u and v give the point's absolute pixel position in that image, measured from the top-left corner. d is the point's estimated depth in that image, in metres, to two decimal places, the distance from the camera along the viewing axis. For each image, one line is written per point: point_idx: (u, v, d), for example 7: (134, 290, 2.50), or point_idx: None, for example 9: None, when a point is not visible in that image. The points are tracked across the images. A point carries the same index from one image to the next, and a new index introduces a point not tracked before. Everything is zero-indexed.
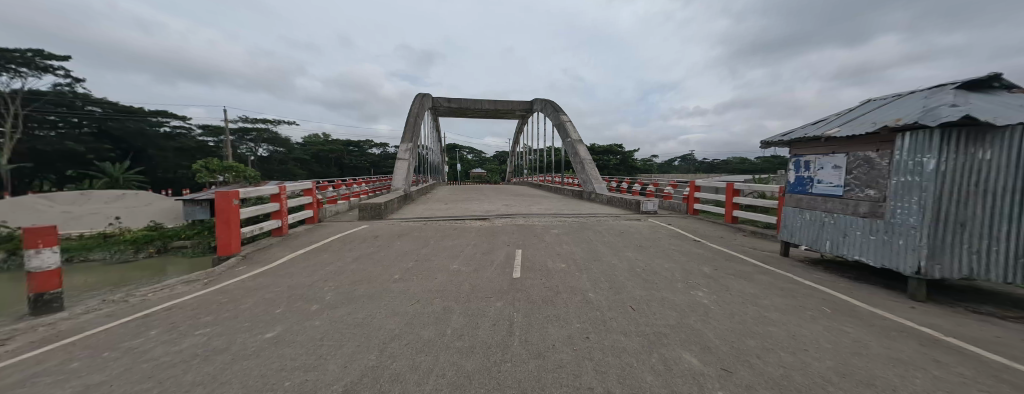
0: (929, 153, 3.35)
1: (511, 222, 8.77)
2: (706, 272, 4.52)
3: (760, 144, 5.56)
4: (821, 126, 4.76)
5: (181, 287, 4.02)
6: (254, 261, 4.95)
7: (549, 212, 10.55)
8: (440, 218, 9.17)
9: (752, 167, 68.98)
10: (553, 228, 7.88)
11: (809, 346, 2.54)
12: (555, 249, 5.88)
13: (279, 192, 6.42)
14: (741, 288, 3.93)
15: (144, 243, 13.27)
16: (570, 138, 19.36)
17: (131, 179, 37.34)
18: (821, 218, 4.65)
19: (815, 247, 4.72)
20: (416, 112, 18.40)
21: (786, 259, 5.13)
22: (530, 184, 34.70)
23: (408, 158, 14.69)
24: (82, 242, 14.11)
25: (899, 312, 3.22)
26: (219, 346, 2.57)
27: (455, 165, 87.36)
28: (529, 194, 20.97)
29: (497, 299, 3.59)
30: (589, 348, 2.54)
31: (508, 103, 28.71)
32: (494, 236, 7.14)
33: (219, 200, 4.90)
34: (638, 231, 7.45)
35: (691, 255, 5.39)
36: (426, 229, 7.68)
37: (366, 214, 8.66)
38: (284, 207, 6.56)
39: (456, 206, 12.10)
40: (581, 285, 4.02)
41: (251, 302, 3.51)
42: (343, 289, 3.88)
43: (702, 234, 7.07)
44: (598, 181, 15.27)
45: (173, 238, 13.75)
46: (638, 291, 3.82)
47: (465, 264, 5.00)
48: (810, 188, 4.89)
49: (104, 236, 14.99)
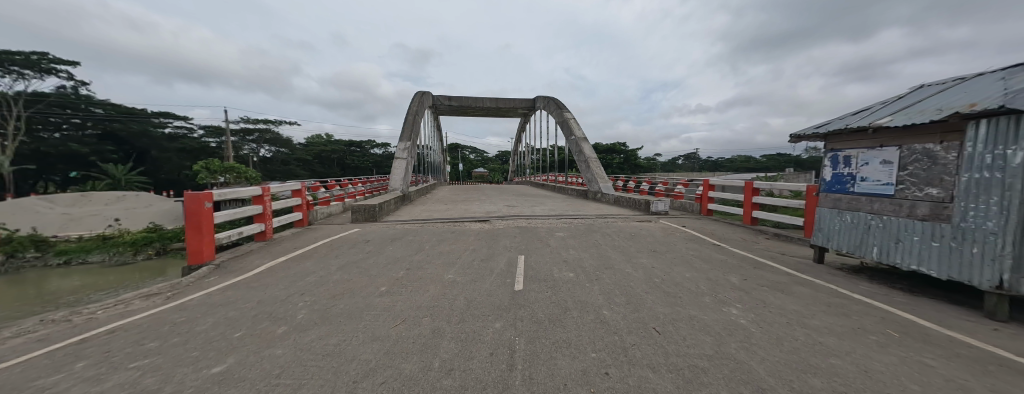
0: (1011, 144, 2.73)
1: (514, 225, 8.24)
2: (734, 283, 3.99)
3: (789, 137, 4.98)
4: (865, 116, 4.18)
5: (138, 303, 3.59)
6: (227, 271, 4.47)
7: (553, 214, 10.00)
8: (438, 220, 8.64)
9: (757, 165, 67.82)
10: (558, 231, 7.35)
11: (890, 388, 1.99)
12: (562, 255, 5.34)
13: (262, 193, 5.95)
14: (781, 304, 3.37)
15: (144, 244, 12.89)
16: (573, 136, 18.79)
17: (134, 181, 37.43)
18: (865, 221, 4.08)
19: (858, 253, 4.15)
20: (415, 110, 17.96)
21: (823, 268, 4.56)
22: (532, 184, 34.15)
23: (407, 157, 14.20)
24: (83, 244, 13.79)
25: (982, 336, 2.64)
26: (150, 385, 2.07)
27: (457, 165, 86.97)
28: (532, 194, 20.39)
29: (495, 318, 3.06)
30: (609, 389, 2.01)
31: (510, 101, 28.14)
32: (495, 240, 6.62)
33: (188, 202, 4.38)
34: (649, 234, 6.92)
35: (713, 262, 4.83)
36: (422, 232, 7.16)
37: (359, 216, 8.17)
38: (268, 209, 6.10)
39: (455, 208, 11.57)
40: (593, 300, 3.49)
41: (211, 322, 3.04)
42: (321, 306, 3.37)
43: (720, 238, 6.49)
44: (604, 180, 14.70)
45: (172, 240, 13.49)
46: (660, 307, 3.28)
47: (461, 273, 4.48)
48: (851, 187, 4.32)
49: (104, 237, 14.66)
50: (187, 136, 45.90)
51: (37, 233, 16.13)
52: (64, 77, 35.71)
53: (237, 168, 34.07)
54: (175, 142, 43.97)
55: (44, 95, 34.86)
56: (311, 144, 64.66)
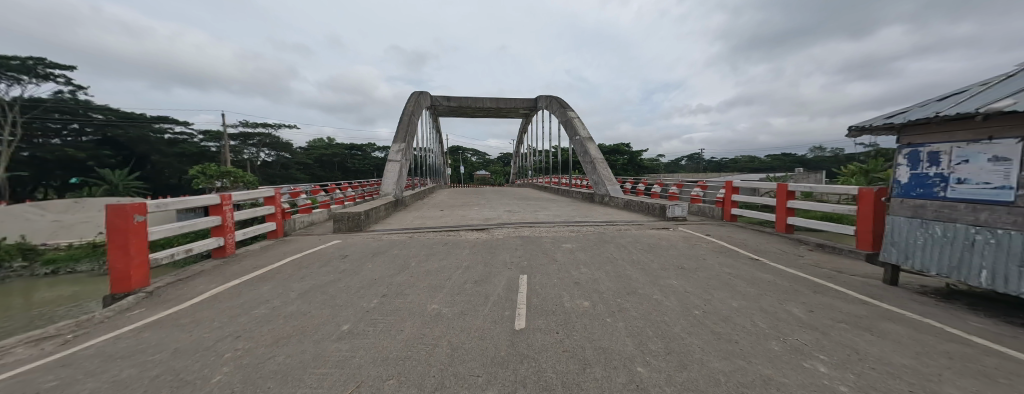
0: None
1: (516, 234, 7.35)
2: (800, 317, 3.06)
3: (848, 130, 4.13)
4: (962, 101, 3.29)
5: (21, 350, 2.70)
6: (161, 300, 3.62)
7: (559, 220, 9.09)
8: (430, 229, 7.78)
9: (763, 165, 66.64)
10: (565, 242, 6.46)
11: None
12: (572, 275, 4.45)
13: (221, 202, 5.08)
14: (882, 353, 2.44)
15: None
16: (578, 136, 17.87)
17: (131, 186, 37.03)
18: (968, 235, 3.14)
19: (955, 276, 3.21)
20: (412, 110, 17.22)
21: (903, 293, 3.63)
22: (534, 187, 33.35)
23: (401, 160, 13.38)
24: (71, 253, 13.20)
25: None
26: None
27: (458, 167, 86.57)
28: (534, 197, 19.49)
29: (485, 383, 2.14)
30: None
31: (510, 101, 27.33)
32: (493, 254, 5.73)
33: (109, 217, 3.52)
34: (671, 245, 6.01)
35: (760, 285, 3.91)
36: (410, 245, 6.28)
37: (342, 225, 7.31)
38: (229, 221, 5.23)
39: (452, 214, 10.72)
40: (621, 347, 2.58)
41: (86, 387, 2.14)
42: (250, 360, 2.46)
43: (755, 250, 5.56)
44: (610, 182, 13.81)
45: None
46: (716, 361, 2.35)
47: (449, 302, 3.60)
48: (943, 192, 3.39)
49: (93, 245, 14.07)
50: (186, 140, 45.56)
51: (26, 241, 15.63)
52: (62, 82, 35.40)
53: (235, 172, 33.48)
54: (176, 146, 43.74)
55: (41, 101, 34.61)
56: (311, 148, 64.19)
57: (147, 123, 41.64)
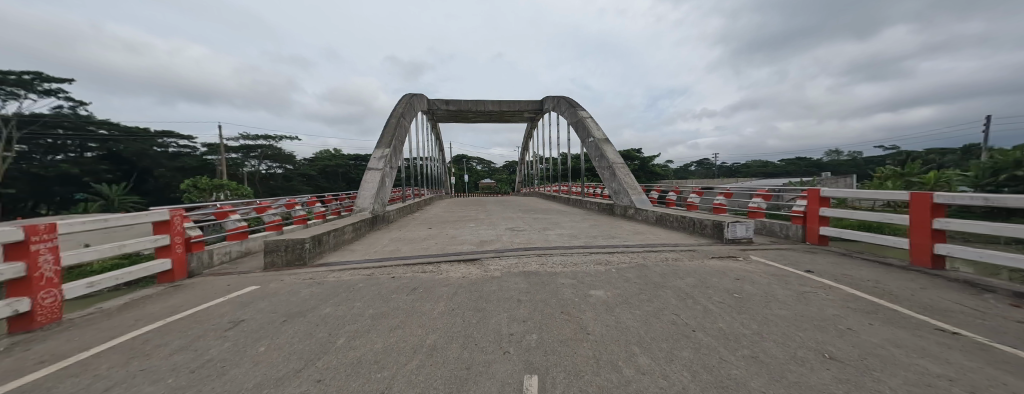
0: None
1: (522, 269, 5.20)
2: None
3: None
4: None
5: None
6: None
7: (579, 244, 6.90)
8: (402, 261, 5.69)
9: (779, 170, 63.71)
10: (592, 285, 4.30)
11: None
12: (627, 382, 2.25)
13: (26, 239, 3.04)
14: None
15: None
16: (591, 138, 15.75)
17: (128, 200, 36.20)
18: None
19: None
20: (401, 111, 15.30)
21: None
22: (541, 197, 31.26)
23: (384, 168, 11.36)
24: None
25: None
26: None
27: (463, 176, 85.04)
28: (543, 209, 17.36)
29: None
30: None
31: (515, 104, 25.51)
32: (484, 311, 3.59)
33: None
34: (767, 295, 3.76)
35: None
36: (359, 293, 4.15)
37: (279, 258, 5.28)
38: (44, 270, 3.15)
39: (440, 234, 8.63)
40: None
41: None
42: None
43: (924, 308, 3.29)
44: (634, 191, 11.60)
45: None
46: None
47: None
48: None
49: None
50: (188, 154, 45.08)
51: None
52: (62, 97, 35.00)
53: (229, 185, 32.28)
54: (176, 160, 43.22)
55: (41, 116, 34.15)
56: (314, 159, 63.58)
57: (148, 137, 41.24)
